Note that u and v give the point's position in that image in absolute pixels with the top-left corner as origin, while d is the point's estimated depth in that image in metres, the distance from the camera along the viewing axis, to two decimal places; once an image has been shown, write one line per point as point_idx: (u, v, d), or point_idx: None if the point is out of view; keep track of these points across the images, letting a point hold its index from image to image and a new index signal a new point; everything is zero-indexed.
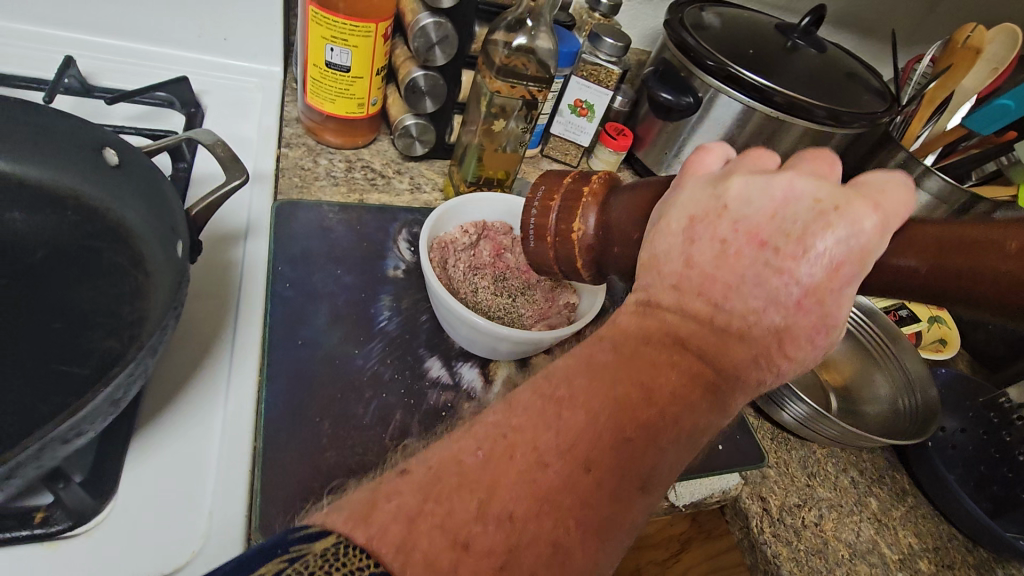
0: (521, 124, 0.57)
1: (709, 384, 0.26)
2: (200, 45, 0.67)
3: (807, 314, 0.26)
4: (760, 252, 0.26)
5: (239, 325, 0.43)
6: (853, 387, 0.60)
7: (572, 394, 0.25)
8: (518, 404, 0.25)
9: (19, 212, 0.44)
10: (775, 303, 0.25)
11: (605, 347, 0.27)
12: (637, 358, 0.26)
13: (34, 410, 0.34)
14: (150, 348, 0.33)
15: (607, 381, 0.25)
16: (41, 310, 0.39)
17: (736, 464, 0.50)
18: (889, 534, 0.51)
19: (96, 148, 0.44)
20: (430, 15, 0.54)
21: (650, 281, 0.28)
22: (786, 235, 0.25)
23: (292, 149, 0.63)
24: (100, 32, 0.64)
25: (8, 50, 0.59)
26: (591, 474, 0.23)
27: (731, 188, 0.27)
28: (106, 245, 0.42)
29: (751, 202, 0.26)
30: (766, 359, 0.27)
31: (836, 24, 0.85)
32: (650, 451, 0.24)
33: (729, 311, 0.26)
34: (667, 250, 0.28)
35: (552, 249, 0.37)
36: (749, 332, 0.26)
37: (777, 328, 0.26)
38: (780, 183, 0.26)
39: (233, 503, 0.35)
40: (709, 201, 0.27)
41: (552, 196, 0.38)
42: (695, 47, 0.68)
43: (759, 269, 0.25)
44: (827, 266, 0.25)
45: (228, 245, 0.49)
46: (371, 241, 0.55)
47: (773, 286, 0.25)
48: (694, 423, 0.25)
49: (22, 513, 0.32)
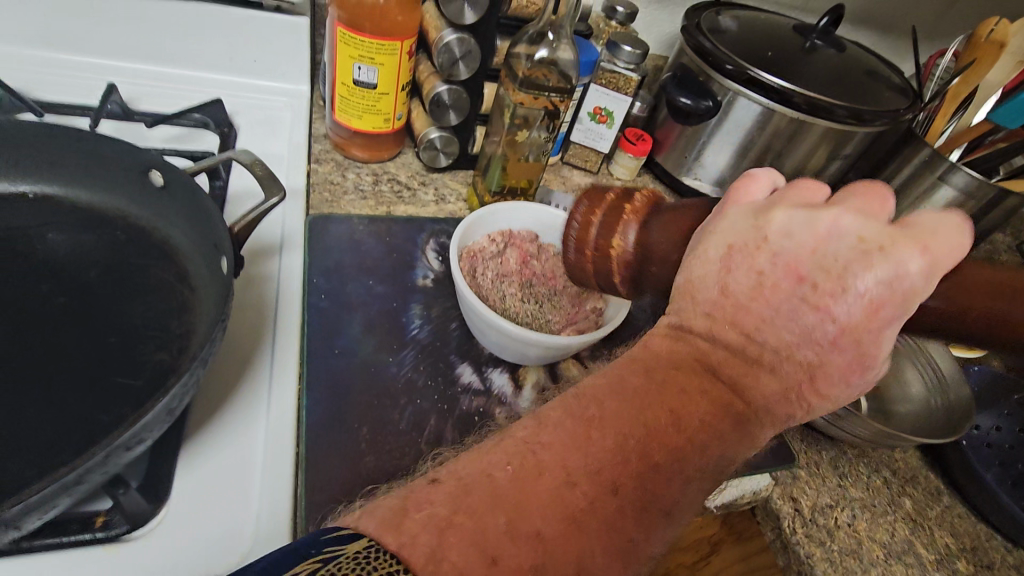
0: (543, 134, 0.58)
1: (737, 413, 0.28)
2: (231, 68, 0.70)
3: (840, 353, 0.28)
4: (797, 287, 0.28)
5: (279, 339, 0.45)
6: (884, 386, 0.60)
7: (603, 415, 0.26)
8: (549, 421, 0.26)
9: (72, 233, 0.46)
10: (808, 338, 0.28)
11: (636, 369, 0.28)
12: (666, 388, 0.27)
13: (94, 420, 0.36)
14: (202, 359, 0.35)
15: (638, 406, 0.26)
16: (95, 325, 0.41)
17: (768, 466, 0.50)
18: (924, 535, 0.50)
19: (141, 172, 0.46)
20: (453, 32, 0.55)
21: (683, 306, 0.31)
22: (825, 272, 0.27)
23: (321, 165, 0.65)
24: (139, 59, 0.67)
25: (55, 79, 0.63)
26: (617, 496, 0.24)
27: (775, 222, 0.29)
28: (151, 263, 0.45)
29: (793, 238, 0.28)
30: (793, 391, 0.29)
31: (855, 22, 0.85)
32: (675, 481, 0.26)
33: (762, 342, 0.29)
34: (702, 276, 0.30)
35: (592, 264, 0.38)
36: (778, 364, 0.29)
37: (809, 363, 0.28)
38: (823, 221, 0.28)
39: (280, 504, 0.37)
40: (750, 233, 0.30)
41: (594, 211, 0.38)
42: (712, 51, 0.69)
43: (794, 303, 0.28)
44: (863, 306, 0.27)
45: (264, 260, 0.51)
46: (400, 252, 0.56)
47: (807, 321, 0.28)
48: (723, 452, 0.27)
49: (84, 518, 0.34)
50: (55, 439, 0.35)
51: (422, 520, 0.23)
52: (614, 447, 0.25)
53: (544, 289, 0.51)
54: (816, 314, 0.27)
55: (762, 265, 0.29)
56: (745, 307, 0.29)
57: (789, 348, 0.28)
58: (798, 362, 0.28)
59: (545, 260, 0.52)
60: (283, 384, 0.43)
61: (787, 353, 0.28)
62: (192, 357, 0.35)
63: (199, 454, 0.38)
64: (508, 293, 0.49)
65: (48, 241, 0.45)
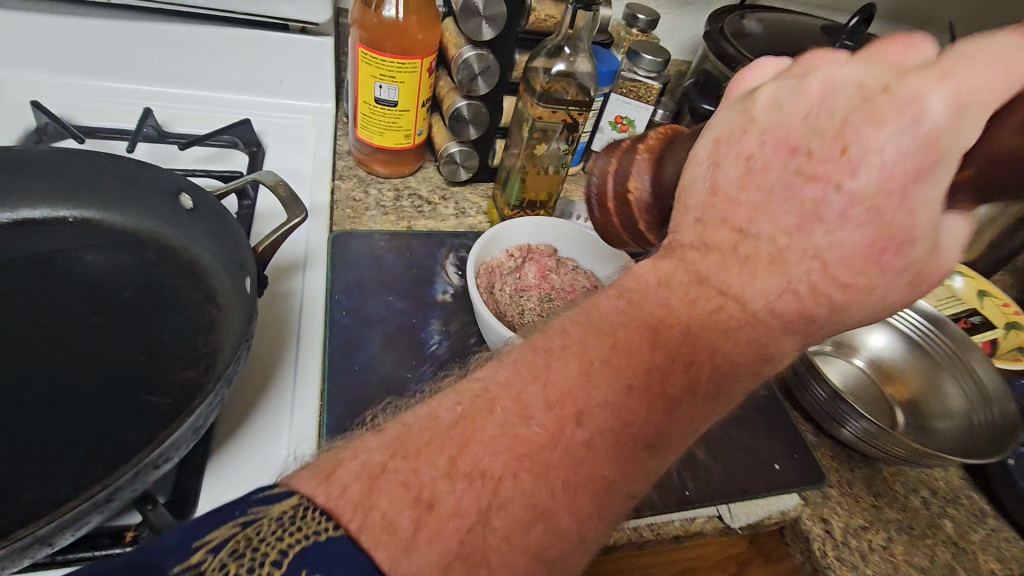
0: (563, 146, 0.57)
1: (725, 325, 0.26)
2: (260, 88, 0.72)
3: (855, 225, 0.25)
4: (790, 161, 0.26)
5: (301, 346, 0.47)
6: (923, 402, 0.57)
7: (566, 344, 0.26)
8: (510, 359, 0.26)
9: (108, 254, 0.48)
10: (810, 216, 0.26)
11: (613, 294, 0.28)
12: (639, 305, 0.27)
13: (125, 436, 0.37)
14: (227, 378, 0.36)
15: (606, 330, 0.26)
16: (126, 344, 0.43)
17: (795, 485, 0.49)
18: (967, 560, 0.48)
19: (171, 195, 0.48)
20: (472, 48, 0.56)
21: (677, 220, 0.30)
22: (818, 136, 0.25)
23: (344, 182, 0.67)
24: (172, 83, 0.70)
25: (94, 105, 0.66)
26: (582, 428, 0.24)
27: (762, 99, 0.27)
28: (181, 282, 0.47)
29: (783, 110, 0.26)
30: (805, 284, 0.26)
31: (888, 20, 0.82)
32: (657, 400, 0.25)
33: (756, 234, 0.27)
34: (694, 180, 0.29)
35: (614, 214, 0.38)
36: (780, 256, 0.26)
37: (816, 247, 0.26)
38: (815, 83, 0.26)
39: (299, 441, 0.41)
40: (735, 119, 0.28)
41: (610, 159, 0.38)
42: (737, 57, 0.67)
43: (789, 178, 0.26)
44: (870, 171, 0.24)
45: (289, 277, 0.52)
46: (420, 267, 0.57)
47: (805, 197, 0.26)
48: (718, 355, 0.26)
49: (115, 531, 0.36)
50: (88, 456, 0.36)
51: (361, 468, 0.23)
52: (607, 376, 0.25)
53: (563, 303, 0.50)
54: (812, 185, 0.25)
55: (749, 146, 0.27)
56: (735, 197, 0.27)
57: (808, 240, 0.26)
58: (811, 245, 0.26)
59: (565, 274, 0.52)
60: (306, 400, 0.44)
61: (800, 241, 0.26)
62: (217, 375, 0.36)
63: (225, 467, 0.39)
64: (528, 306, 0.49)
65: (85, 261, 0.47)
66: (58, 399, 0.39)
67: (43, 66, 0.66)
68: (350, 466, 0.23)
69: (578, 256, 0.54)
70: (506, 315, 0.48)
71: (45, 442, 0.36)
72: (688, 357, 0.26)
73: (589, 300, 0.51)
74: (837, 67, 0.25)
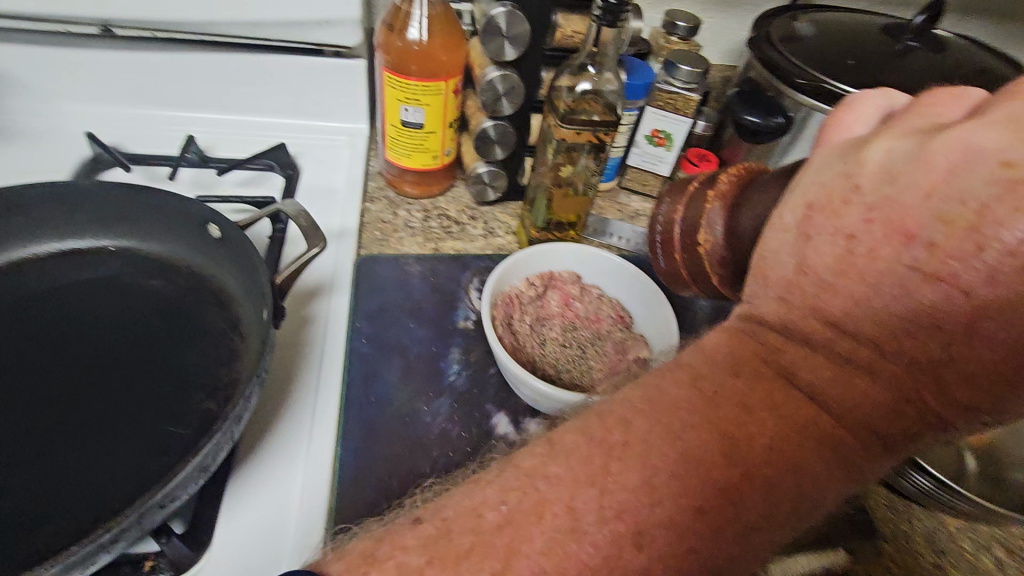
0: (591, 166, 0.55)
1: (818, 429, 0.24)
2: (296, 112, 0.74)
3: (978, 332, 0.21)
4: (903, 247, 0.22)
5: (320, 386, 0.46)
6: (1001, 449, 0.50)
7: (633, 440, 0.24)
8: (563, 447, 0.25)
9: (145, 282, 0.50)
10: (920, 314, 0.22)
11: (683, 379, 0.26)
12: (720, 400, 0.24)
13: (146, 467, 0.38)
14: (235, 416, 0.36)
15: (675, 426, 0.24)
16: (153, 373, 0.44)
17: (842, 539, 0.44)
18: None
19: (201, 225, 0.49)
20: (497, 69, 0.55)
21: (756, 294, 0.27)
22: (939, 219, 0.21)
23: (374, 203, 0.67)
24: (215, 109, 0.72)
25: (144, 134, 0.69)
26: (642, 547, 0.23)
27: (869, 163, 0.24)
28: (209, 310, 0.48)
29: (897, 179, 0.23)
30: (901, 397, 0.23)
31: (962, 13, 0.74)
32: (728, 510, 0.23)
33: (850, 331, 0.24)
34: (776, 250, 0.26)
35: (684, 266, 0.36)
36: (875, 362, 0.23)
37: (914, 352, 0.22)
38: (942, 146, 0.22)
39: (314, 514, 0.39)
40: (834, 184, 0.25)
41: (676, 208, 0.36)
42: (781, 63, 0.63)
43: (897, 267, 0.22)
44: (1018, 261, 0.20)
45: (314, 303, 0.53)
46: (444, 292, 0.56)
47: (918, 295, 0.22)
48: (805, 469, 0.24)
49: (134, 561, 0.36)
50: (110, 486, 0.37)
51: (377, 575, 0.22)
52: (676, 483, 0.23)
53: (586, 334, 0.48)
54: (940, 281, 0.21)
55: (859, 211, 0.24)
56: (828, 286, 0.24)
57: (918, 348, 0.22)
58: (925, 352, 0.22)
59: (589, 303, 0.50)
60: (322, 431, 0.43)
61: (903, 345, 0.23)
62: (227, 413, 0.37)
63: (239, 497, 0.40)
64: (548, 337, 0.48)
65: (123, 288, 0.49)
66: (88, 426, 0.40)
67: (99, 98, 0.69)
68: (384, 567, 0.23)
69: (603, 283, 0.52)
70: (524, 348, 0.46)
71: (73, 471, 0.38)
72: (774, 468, 0.23)
73: (613, 331, 0.49)
74: (962, 128, 0.22)
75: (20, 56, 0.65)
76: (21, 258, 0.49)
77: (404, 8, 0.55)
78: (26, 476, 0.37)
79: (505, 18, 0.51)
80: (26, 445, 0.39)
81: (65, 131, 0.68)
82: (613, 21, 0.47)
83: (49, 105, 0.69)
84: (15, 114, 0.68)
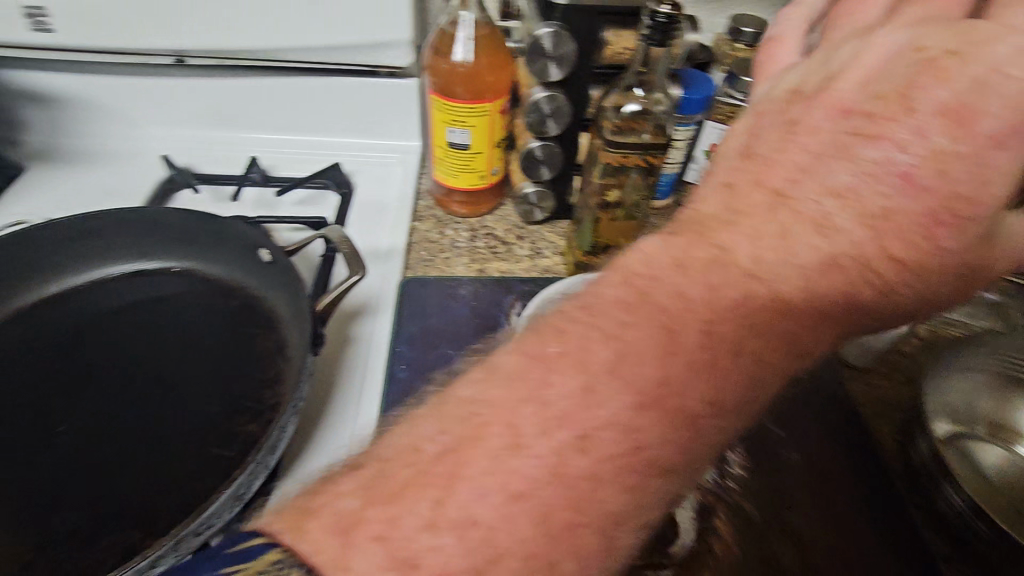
0: (640, 190, 0.53)
1: (760, 305, 0.25)
2: (352, 131, 0.76)
3: (922, 182, 0.26)
4: (846, 124, 0.28)
5: (349, 368, 0.50)
6: None
7: (570, 345, 0.24)
8: (497, 374, 0.24)
9: (203, 302, 0.53)
10: (869, 170, 0.26)
11: (617, 283, 0.27)
12: (656, 292, 0.26)
13: (191, 487, 0.40)
14: (269, 448, 0.37)
15: (616, 318, 0.25)
16: (203, 394, 0.46)
17: None
18: None
19: (253, 249, 0.52)
20: (543, 90, 0.54)
21: (704, 191, 0.31)
22: (880, 99, 0.27)
23: (422, 222, 0.67)
24: (277, 130, 0.75)
25: (213, 155, 0.73)
26: (585, 458, 0.23)
27: (807, 79, 0.31)
28: (259, 332, 0.50)
29: (845, 79, 0.29)
30: (861, 252, 0.26)
31: None
32: (678, 398, 0.24)
33: (801, 192, 0.27)
34: (735, 144, 0.31)
35: None
36: (832, 219, 0.26)
37: (880, 208, 0.26)
38: (871, 57, 0.29)
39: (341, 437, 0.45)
40: (779, 98, 0.31)
41: None
42: None
43: (841, 136, 0.27)
44: (940, 111, 0.26)
45: (357, 324, 0.54)
46: (485, 317, 0.55)
47: (866, 152, 0.27)
48: (746, 343, 0.25)
49: None
50: (158, 504, 0.39)
51: None
52: (616, 386, 0.23)
53: None
54: (885, 142, 0.26)
55: (830, 88, 0.29)
56: (771, 160, 0.29)
57: (867, 199, 0.26)
58: (878, 207, 0.26)
59: None
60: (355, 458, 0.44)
61: (858, 197, 0.26)
62: (264, 442, 0.38)
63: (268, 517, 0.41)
64: None
65: (184, 307, 0.52)
66: (144, 443, 0.43)
67: (174, 121, 0.74)
68: None
69: None
70: None
71: (127, 486, 0.40)
72: (725, 349, 0.25)
73: None
74: (893, 32, 0.29)
75: (106, 85, 0.70)
76: (101, 278, 0.54)
77: (451, 30, 0.55)
78: (87, 489, 0.40)
79: (551, 39, 0.50)
80: (89, 459, 0.42)
81: (145, 153, 0.73)
82: (662, 40, 0.44)
83: (131, 128, 0.74)
84: (103, 138, 0.74)
